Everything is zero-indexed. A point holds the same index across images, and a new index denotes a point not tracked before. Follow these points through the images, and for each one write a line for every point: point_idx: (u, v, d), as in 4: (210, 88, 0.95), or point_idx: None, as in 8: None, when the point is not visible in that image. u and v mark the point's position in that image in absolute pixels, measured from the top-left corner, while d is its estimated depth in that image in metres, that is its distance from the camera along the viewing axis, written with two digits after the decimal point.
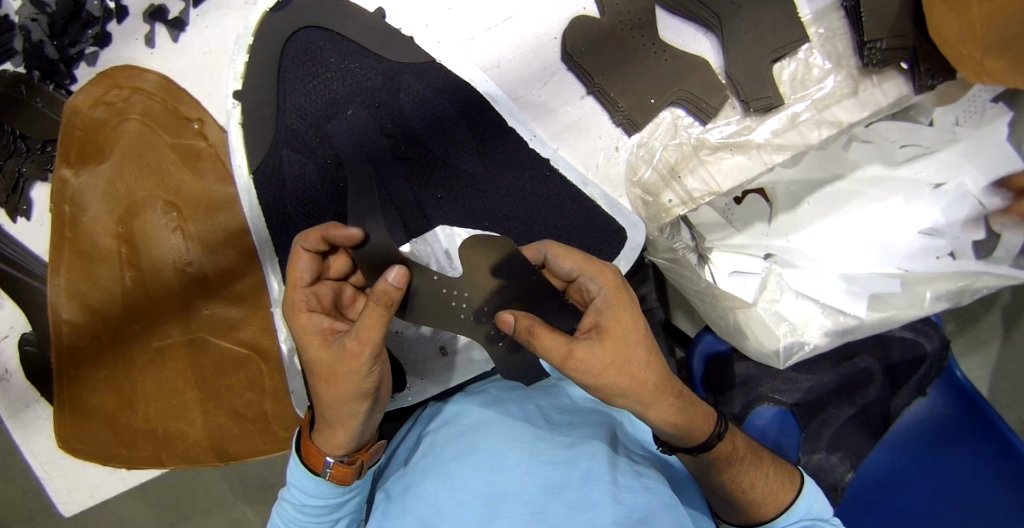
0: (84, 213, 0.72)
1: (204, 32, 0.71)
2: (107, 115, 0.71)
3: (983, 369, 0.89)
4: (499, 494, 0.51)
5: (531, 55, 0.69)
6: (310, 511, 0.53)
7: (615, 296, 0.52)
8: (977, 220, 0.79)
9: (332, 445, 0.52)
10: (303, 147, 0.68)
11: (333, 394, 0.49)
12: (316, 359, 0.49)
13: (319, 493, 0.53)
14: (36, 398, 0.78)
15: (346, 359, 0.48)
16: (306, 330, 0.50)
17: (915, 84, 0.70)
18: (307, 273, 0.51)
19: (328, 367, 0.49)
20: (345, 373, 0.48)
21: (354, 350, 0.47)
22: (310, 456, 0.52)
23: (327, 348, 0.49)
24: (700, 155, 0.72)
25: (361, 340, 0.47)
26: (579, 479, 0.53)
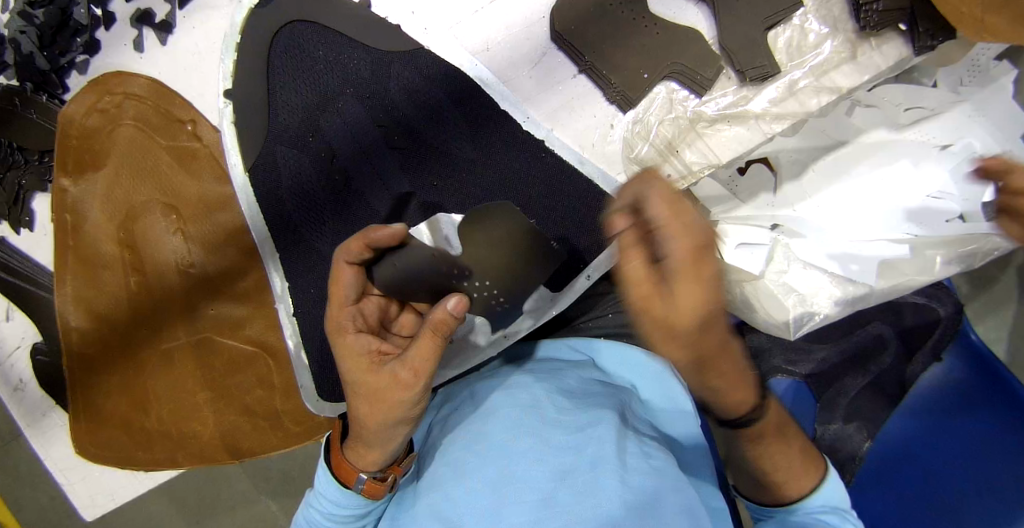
0: (86, 221, 0.72)
1: (192, 33, 0.71)
2: (102, 122, 0.71)
3: (1001, 333, 0.87)
4: (506, 481, 0.51)
5: (521, 36, 0.69)
6: (337, 519, 0.53)
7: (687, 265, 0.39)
8: (986, 179, 0.78)
9: (361, 461, 0.52)
10: (297, 142, 0.68)
11: (367, 413, 0.49)
12: (359, 377, 0.50)
13: (344, 502, 0.53)
14: (52, 405, 0.79)
15: (390, 386, 0.48)
16: (352, 351, 0.51)
17: (916, 46, 0.67)
18: (348, 283, 0.52)
19: (371, 389, 0.49)
20: (383, 395, 0.49)
21: (400, 375, 0.48)
22: (340, 473, 0.53)
23: (369, 366, 0.50)
24: (698, 129, 0.70)
25: (404, 365, 0.48)
26: (586, 465, 0.53)
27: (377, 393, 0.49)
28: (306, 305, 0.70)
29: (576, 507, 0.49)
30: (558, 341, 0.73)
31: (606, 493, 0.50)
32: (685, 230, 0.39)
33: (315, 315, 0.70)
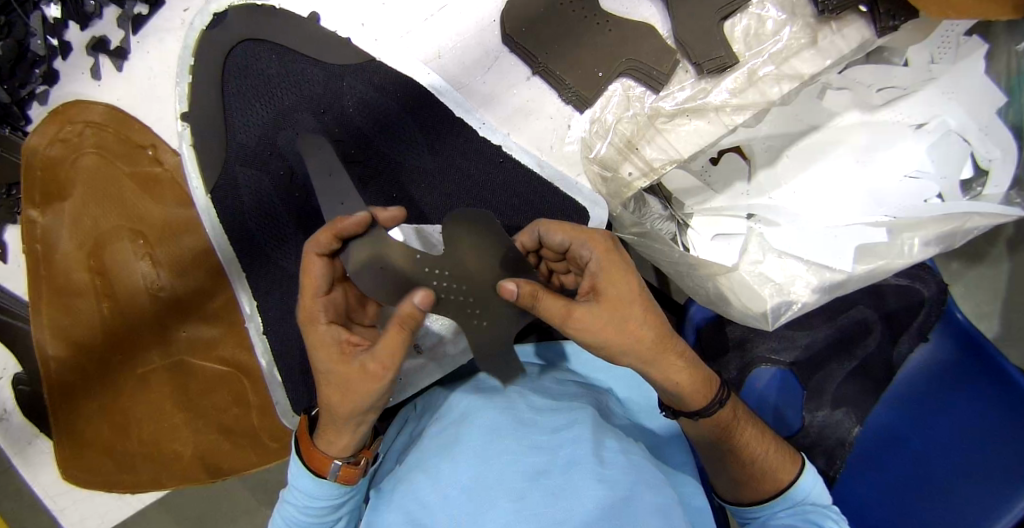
0: (57, 250, 0.73)
1: (146, 58, 0.72)
2: (65, 152, 0.72)
3: (994, 305, 0.84)
4: (477, 489, 0.48)
5: (471, 41, 0.68)
6: (309, 511, 0.52)
7: (607, 259, 0.50)
8: (962, 158, 0.77)
9: (330, 446, 0.52)
10: (256, 160, 0.68)
11: (336, 399, 0.48)
12: (326, 363, 0.48)
13: (315, 494, 0.52)
14: (37, 433, 0.79)
15: (362, 381, 0.47)
16: (322, 341, 0.48)
17: (877, 27, 0.67)
18: (321, 273, 0.49)
19: (339, 378, 0.47)
20: (351, 384, 0.47)
21: (373, 370, 0.46)
22: (311, 461, 0.52)
23: (338, 357, 0.48)
24: (656, 125, 0.69)
25: (373, 359, 0.46)
26: (562, 465, 0.50)
27: (341, 382, 0.47)
28: (277, 323, 0.71)
29: (548, 509, 0.45)
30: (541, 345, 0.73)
31: (583, 490, 0.47)
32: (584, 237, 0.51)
33: (287, 331, 0.70)
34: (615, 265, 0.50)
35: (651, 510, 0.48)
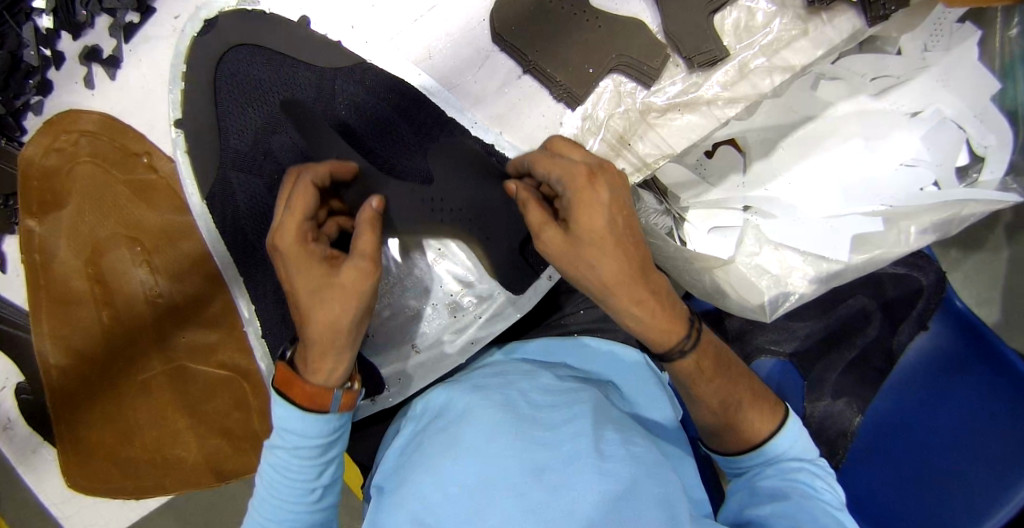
0: (55, 259, 0.73)
1: (139, 66, 0.72)
2: (61, 161, 0.72)
3: (993, 291, 0.83)
4: (479, 486, 0.48)
5: (462, 41, 0.69)
6: (300, 452, 0.49)
7: (579, 194, 0.49)
8: (957, 144, 0.77)
9: (323, 377, 0.49)
10: (250, 165, 0.68)
11: (322, 317, 0.47)
12: (309, 281, 0.48)
13: (308, 431, 0.49)
14: (41, 442, 0.80)
15: (352, 281, 0.47)
16: (306, 260, 0.48)
17: (867, 16, 0.67)
18: (308, 196, 0.50)
19: (327, 290, 0.47)
20: (339, 290, 0.47)
21: (361, 267, 0.47)
22: (302, 396, 0.48)
23: (321, 271, 0.48)
24: (649, 120, 0.70)
25: (356, 258, 0.47)
26: (564, 460, 0.50)
27: (330, 294, 0.47)
28: (272, 328, 0.71)
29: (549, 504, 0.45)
30: (536, 342, 0.72)
31: (583, 484, 0.47)
32: (562, 169, 0.51)
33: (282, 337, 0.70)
34: (588, 196, 0.49)
35: (654, 504, 0.48)
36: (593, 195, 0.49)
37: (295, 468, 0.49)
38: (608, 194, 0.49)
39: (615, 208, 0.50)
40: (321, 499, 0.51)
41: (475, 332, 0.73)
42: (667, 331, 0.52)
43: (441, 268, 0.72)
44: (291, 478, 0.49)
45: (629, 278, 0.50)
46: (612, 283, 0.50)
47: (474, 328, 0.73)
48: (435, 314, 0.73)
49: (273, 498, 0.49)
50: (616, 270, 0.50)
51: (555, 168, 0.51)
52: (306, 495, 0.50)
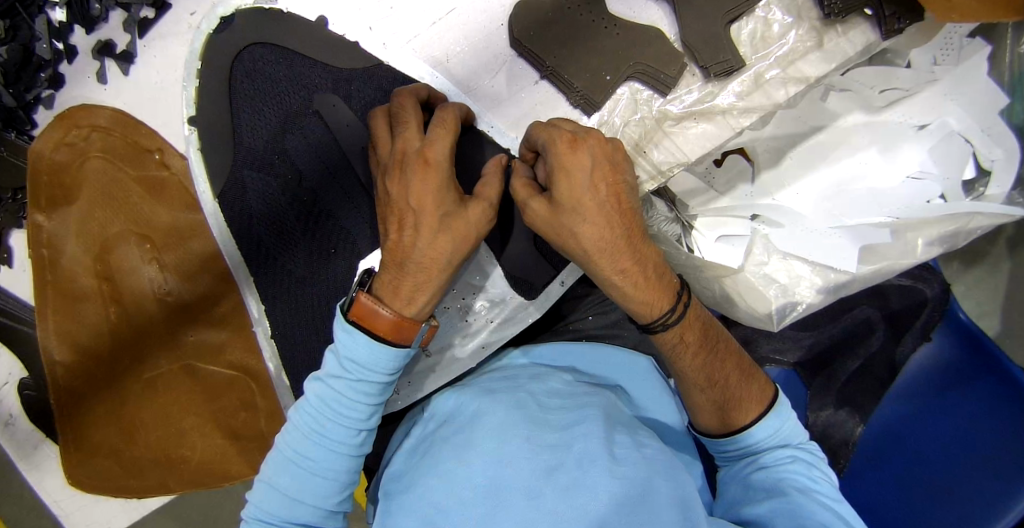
0: (63, 255, 0.73)
1: (153, 62, 0.71)
2: (71, 156, 0.71)
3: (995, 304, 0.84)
4: (492, 488, 0.48)
5: (479, 45, 0.68)
6: (361, 386, 0.49)
7: (564, 155, 0.49)
8: (965, 158, 0.77)
9: (412, 309, 0.50)
10: (264, 164, 0.68)
11: (439, 247, 0.49)
12: (439, 204, 0.49)
13: (375, 363, 0.49)
14: (43, 438, 0.79)
15: (472, 217, 0.50)
16: (437, 182, 0.49)
17: (883, 30, 0.67)
18: (455, 125, 0.51)
19: (454, 219, 0.49)
20: (463, 225, 0.50)
21: (486, 210, 0.51)
22: (379, 326, 0.49)
23: (451, 199, 0.50)
24: (664, 128, 0.70)
25: (485, 201, 0.51)
26: (573, 462, 0.49)
27: (456, 224, 0.49)
28: (283, 327, 0.71)
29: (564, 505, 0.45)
30: (546, 346, 0.72)
31: (596, 486, 0.47)
32: (549, 134, 0.51)
33: (296, 335, 0.71)
34: (573, 161, 0.49)
35: (670, 509, 0.48)
36: (575, 158, 0.49)
37: (354, 404, 0.49)
38: (590, 163, 0.49)
39: (598, 175, 0.50)
40: (363, 439, 0.51)
41: (486, 336, 0.73)
42: (652, 300, 0.53)
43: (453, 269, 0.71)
44: (343, 410, 0.49)
45: (610, 246, 0.51)
46: (595, 250, 0.51)
47: (485, 333, 0.73)
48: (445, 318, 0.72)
49: (319, 428, 0.49)
50: (600, 234, 0.50)
51: (545, 135, 0.51)
52: (352, 430, 0.50)
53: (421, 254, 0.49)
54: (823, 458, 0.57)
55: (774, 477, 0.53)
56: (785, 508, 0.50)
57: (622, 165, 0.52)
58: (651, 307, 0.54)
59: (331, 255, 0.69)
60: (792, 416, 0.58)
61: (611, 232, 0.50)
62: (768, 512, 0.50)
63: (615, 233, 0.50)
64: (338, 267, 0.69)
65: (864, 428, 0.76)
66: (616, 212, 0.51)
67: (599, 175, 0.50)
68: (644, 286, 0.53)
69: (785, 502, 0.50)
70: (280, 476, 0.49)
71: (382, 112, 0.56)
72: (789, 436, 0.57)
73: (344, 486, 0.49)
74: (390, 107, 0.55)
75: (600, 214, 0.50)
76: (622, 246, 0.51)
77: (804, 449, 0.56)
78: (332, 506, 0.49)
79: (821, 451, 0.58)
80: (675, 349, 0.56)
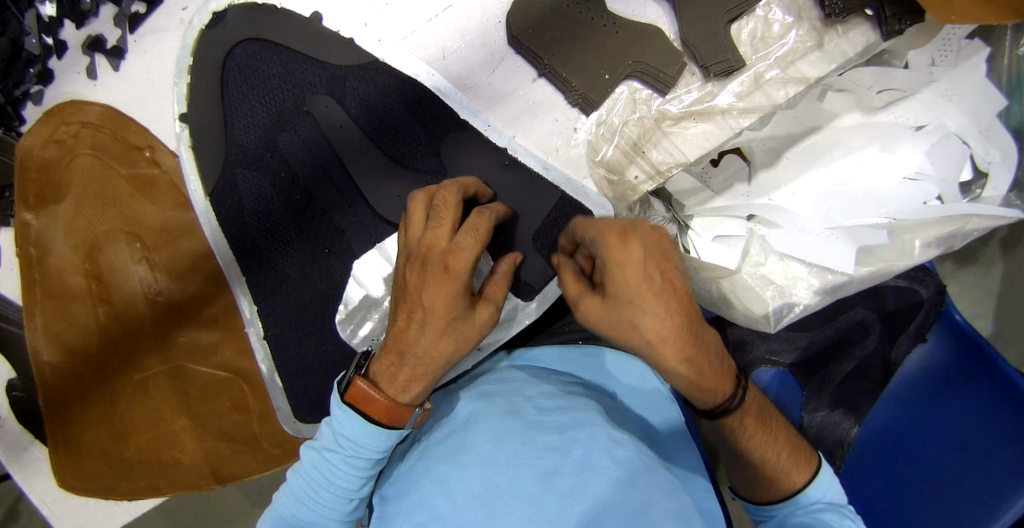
0: (51, 254, 0.71)
1: (143, 57, 0.70)
2: (60, 153, 0.70)
3: (987, 305, 0.84)
4: (490, 495, 0.46)
5: (476, 42, 0.67)
6: (354, 463, 0.50)
7: (617, 251, 0.47)
8: (963, 159, 0.77)
9: (407, 396, 0.50)
10: (256, 162, 0.67)
11: (441, 347, 0.49)
12: (451, 310, 0.48)
13: (366, 442, 0.49)
14: (32, 440, 0.78)
15: (476, 322, 0.50)
16: (452, 287, 0.48)
17: (884, 31, 0.66)
18: (485, 233, 0.50)
19: (461, 324, 0.49)
20: (468, 331, 0.49)
21: (491, 316, 0.51)
22: (374, 408, 0.49)
23: (464, 304, 0.49)
24: (663, 128, 0.70)
25: (491, 302, 0.51)
26: (572, 469, 0.48)
27: (462, 330, 0.49)
28: (276, 328, 0.70)
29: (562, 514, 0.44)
30: (541, 350, 0.72)
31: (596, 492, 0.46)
32: (602, 230, 0.49)
33: (291, 334, 0.70)
34: (625, 258, 0.47)
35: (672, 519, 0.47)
36: (625, 252, 0.47)
37: (347, 477, 0.50)
38: (642, 260, 0.47)
39: (650, 264, 0.48)
40: (354, 508, 0.52)
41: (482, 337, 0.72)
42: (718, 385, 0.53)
43: None
44: (334, 483, 0.50)
45: (672, 333, 0.48)
46: (656, 340, 0.48)
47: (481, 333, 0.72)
48: None
49: (315, 493, 0.51)
50: (660, 324, 0.48)
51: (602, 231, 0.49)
52: (342, 501, 0.51)
53: (423, 350, 0.49)
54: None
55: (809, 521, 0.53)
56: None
57: (667, 247, 0.50)
58: (715, 391, 0.53)
59: (325, 255, 0.68)
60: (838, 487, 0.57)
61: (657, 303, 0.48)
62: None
63: (676, 321, 0.48)
64: (333, 267, 0.68)
65: (859, 429, 0.76)
66: (672, 297, 0.49)
67: (649, 272, 0.48)
68: (708, 372, 0.51)
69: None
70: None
71: (422, 197, 0.53)
72: (834, 497, 0.56)
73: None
74: (433, 194, 0.53)
75: (658, 303, 0.48)
76: (682, 334, 0.49)
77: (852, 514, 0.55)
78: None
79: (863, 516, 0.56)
80: (735, 430, 0.55)
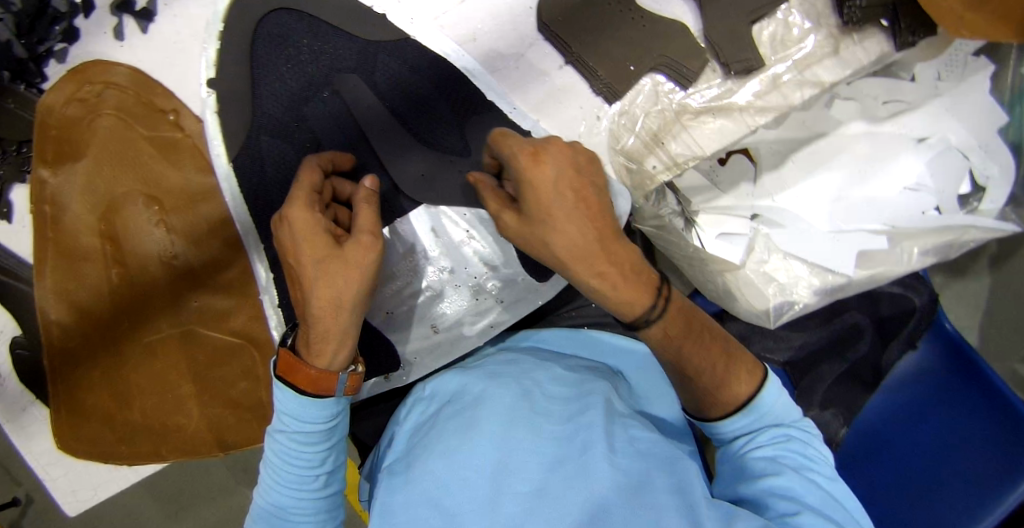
0: (67, 213, 0.70)
1: (172, 21, 0.70)
2: (82, 112, 0.69)
3: (972, 319, 0.87)
4: (502, 472, 0.47)
5: (506, 26, 0.69)
6: (300, 436, 0.50)
7: (536, 178, 0.49)
8: (962, 173, 0.79)
9: (323, 359, 0.49)
10: (282, 133, 0.67)
11: (326, 288, 0.48)
12: (316, 253, 0.48)
13: (307, 413, 0.49)
14: (32, 401, 0.78)
15: (354, 259, 0.48)
16: (306, 235, 0.48)
17: (897, 42, 0.70)
18: (307, 188, 0.52)
19: (331, 260, 0.48)
20: (344, 266, 0.48)
21: (368, 245, 0.48)
22: (297, 379, 0.48)
23: (327, 244, 0.48)
24: (683, 121, 0.72)
25: (359, 232, 0.49)
26: (576, 451, 0.49)
27: (332, 266, 0.47)
28: (289, 300, 0.70)
29: (564, 501, 0.44)
30: (546, 333, 0.71)
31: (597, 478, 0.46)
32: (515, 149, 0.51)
33: None
34: (546, 186, 0.49)
35: (669, 492, 0.47)
36: (539, 171, 0.49)
37: (301, 454, 0.50)
38: (555, 179, 0.49)
39: (563, 181, 0.50)
40: (325, 484, 0.52)
41: (496, 315, 0.71)
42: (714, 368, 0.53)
43: (468, 249, 0.69)
44: (293, 464, 0.50)
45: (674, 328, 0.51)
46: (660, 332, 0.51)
47: (495, 312, 0.71)
48: (457, 296, 0.71)
49: (277, 480, 0.50)
50: (571, 242, 0.49)
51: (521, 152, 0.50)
52: (310, 479, 0.51)
53: (314, 300, 0.48)
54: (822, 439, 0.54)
55: (763, 460, 0.50)
56: (783, 488, 0.47)
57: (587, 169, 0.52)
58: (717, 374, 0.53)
59: None
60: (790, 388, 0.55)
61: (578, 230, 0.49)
62: (766, 491, 0.47)
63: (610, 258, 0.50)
64: None
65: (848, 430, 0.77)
66: (584, 217, 0.49)
67: (563, 195, 0.49)
68: (702, 358, 0.52)
69: (784, 481, 0.47)
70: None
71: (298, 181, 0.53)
72: (782, 414, 0.53)
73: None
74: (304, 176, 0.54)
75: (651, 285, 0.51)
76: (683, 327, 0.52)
77: (794, 429, 0.53)
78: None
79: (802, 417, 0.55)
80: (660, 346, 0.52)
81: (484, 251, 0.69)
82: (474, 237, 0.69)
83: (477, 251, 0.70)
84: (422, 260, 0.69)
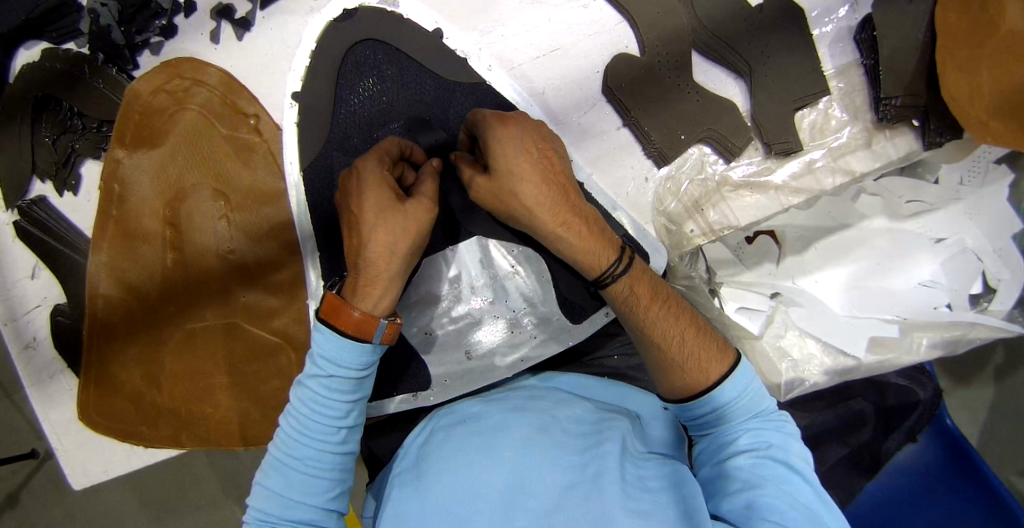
0: (134, 194, 0.74)
1: (267, 33, 0.75)
2: (167, 103, 0.73)
3: (973, 427, 0.90)
4: (515, 489, 0.49)
5: (574, 85, 0.74)
6: (333, 383, 0.53)
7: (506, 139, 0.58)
8: (975, 274, 0.83)
9: (370, 304, 0.54)
10: (354, 152, 0.71)
11: (384, 234, 0.55)
12: (381, 202, 0.55)
13: (343, 359, 0.53)
14: (61, 369, 0.80)
15: (415, 213, 0.56)
16: (375, 185, 0.56)
17: (924, 141, 0.75)
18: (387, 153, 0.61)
19: (392, 214, 0.55)
20: (404, 218, 0.55)
21: (425, 207, 0.57)
22: (342, 321, 0.52)
23: (393, 199, 0.56)
24: (723, 191, 0.77)
25: (422, 196, 0.57)
26: (589, 477, 0.50)
27: (394, 218, 0.55)
28: None
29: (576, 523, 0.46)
30: (571, 376, 0.73)
31: (609, 501, 0.48)
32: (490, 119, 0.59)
33: None
34: (527, 165, 0.58)
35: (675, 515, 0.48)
36: (505, 133, 0.58)
37: (330, 402, 0.53)
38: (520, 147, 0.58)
39: (527, 142, 0.59)
40: (344, 440, 0.54)
41: (528, 350, 0.74)
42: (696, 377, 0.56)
43: (511, 283, 0.74)
44: (321, 411, 0.53)
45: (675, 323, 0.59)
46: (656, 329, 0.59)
47: (528, 347, 0.74)
48: (494, 327, 0.74)
49: (302, 428, 0.53)
50: (535, 194, 0.58)
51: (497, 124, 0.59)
52: (333, 432, 0.53)
53: (373, 247, 0.55)
54: (794, 433, 0.55)
55: (743, 472, 0.51)
56: (763, 506, 0.47)
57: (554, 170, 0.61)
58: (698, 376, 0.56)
59: None
60: (757, 380, 0.57)
61: (551, 216, 0.59)
62: (748, 509, 0.47)
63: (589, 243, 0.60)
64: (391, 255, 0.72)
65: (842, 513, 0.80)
66: (548, 174, 0.60)
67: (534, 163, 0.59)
68: (690, 364, 0.56)
69: (764, 497, 0.47)
70: (277, 476, 0.52)
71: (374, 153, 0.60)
72: (747, 409, 0.55)
73: (333, 488, 0.53)
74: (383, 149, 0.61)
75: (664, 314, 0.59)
76: (684, 337, 0.58)
77: (764, 428, 0.54)
78: (324, 505, 0.52)
79: (770, 410, 0.56)
80: (626, 300, 0.60)
81: (525, 288, 0.74)
82: (519, 276, 0.74)
83: (519, 290, 0.74)
84: (467, 291, 0.74)
